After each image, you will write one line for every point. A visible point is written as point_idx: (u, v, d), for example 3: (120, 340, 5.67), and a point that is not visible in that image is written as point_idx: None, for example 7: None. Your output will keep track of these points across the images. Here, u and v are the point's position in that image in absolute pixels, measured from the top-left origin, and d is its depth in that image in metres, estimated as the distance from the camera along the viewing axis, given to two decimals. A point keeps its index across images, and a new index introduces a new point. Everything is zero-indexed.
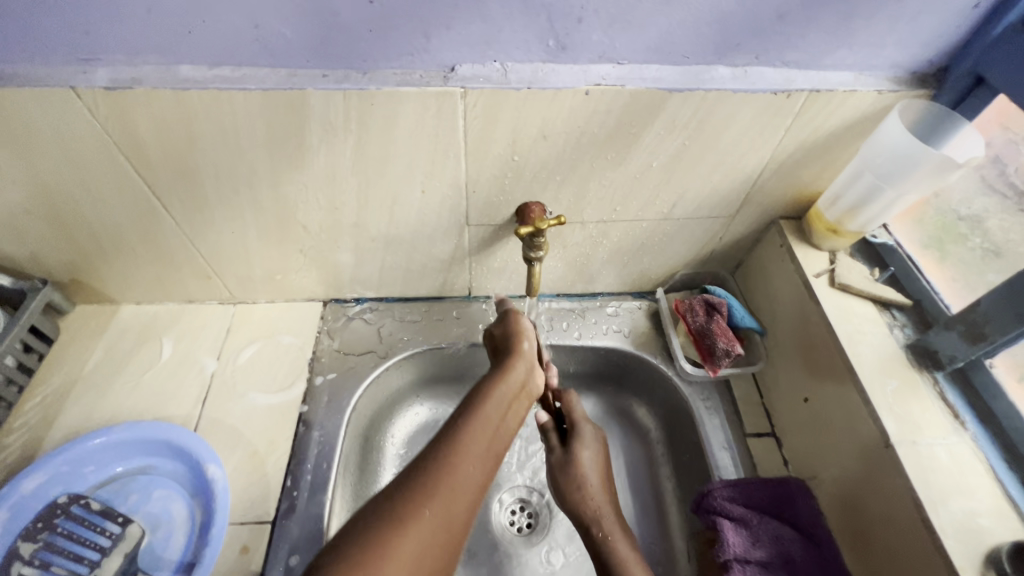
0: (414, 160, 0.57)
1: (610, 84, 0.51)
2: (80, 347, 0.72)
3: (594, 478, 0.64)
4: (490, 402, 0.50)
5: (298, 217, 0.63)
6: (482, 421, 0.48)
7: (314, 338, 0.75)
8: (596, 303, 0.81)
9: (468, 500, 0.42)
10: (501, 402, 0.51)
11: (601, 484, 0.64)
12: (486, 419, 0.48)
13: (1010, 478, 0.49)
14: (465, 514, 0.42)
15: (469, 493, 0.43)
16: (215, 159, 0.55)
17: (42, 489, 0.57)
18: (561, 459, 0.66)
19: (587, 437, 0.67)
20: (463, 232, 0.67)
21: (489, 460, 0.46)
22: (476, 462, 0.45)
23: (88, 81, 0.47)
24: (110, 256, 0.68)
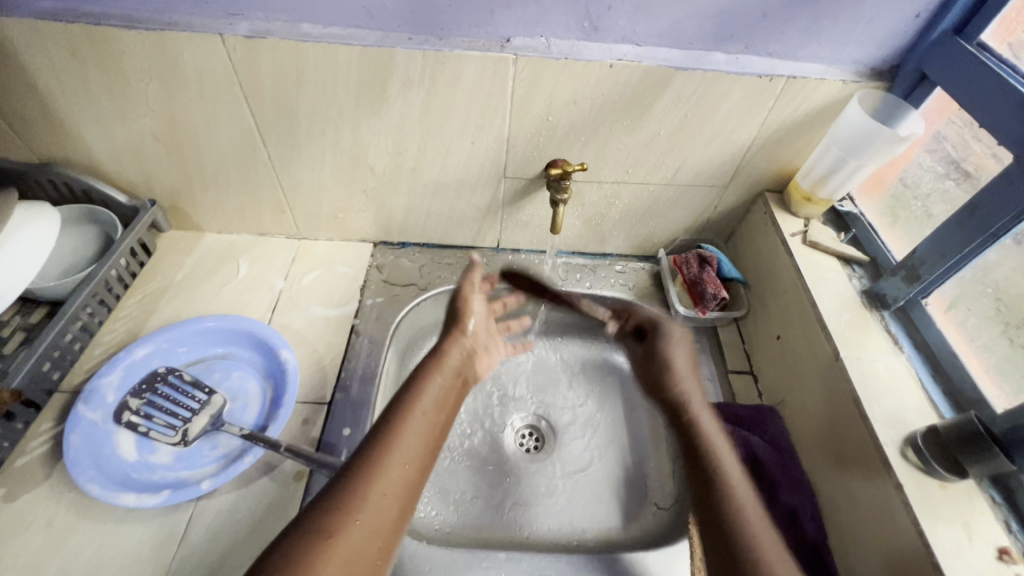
0: (469, 116, 0.71)
1: (629, 60, 0.65)
2: (172, 262, 0.86)
3: (682, 368, 0.72)
4: (423, 397, 0.62)
5: (368, 160, 0.77)
6: (416, 412, 0.60)
7: (366, 270, 0.88)
8: (606, 262, 0.94)
9: (407, 478, 0.55)
10: (436, 390, 0.64)
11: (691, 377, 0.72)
12: (423, 411, 0.61)
13: (933, 387, 0.61)
14: (406, 487, 0.54)
15: (407, 472, 0.55)
16: (313, 105, 0.69)
17: (148, 359, 0.71)
18: (648, 354, 0.75)
19: (674, 336, 0.75)
20: (500, 183, 0.81)
21: (425, 445, 0.59)
22: (407, 447, 0.56)
23: (233, 30, 0.62)
24: (207, 185, 0.82)
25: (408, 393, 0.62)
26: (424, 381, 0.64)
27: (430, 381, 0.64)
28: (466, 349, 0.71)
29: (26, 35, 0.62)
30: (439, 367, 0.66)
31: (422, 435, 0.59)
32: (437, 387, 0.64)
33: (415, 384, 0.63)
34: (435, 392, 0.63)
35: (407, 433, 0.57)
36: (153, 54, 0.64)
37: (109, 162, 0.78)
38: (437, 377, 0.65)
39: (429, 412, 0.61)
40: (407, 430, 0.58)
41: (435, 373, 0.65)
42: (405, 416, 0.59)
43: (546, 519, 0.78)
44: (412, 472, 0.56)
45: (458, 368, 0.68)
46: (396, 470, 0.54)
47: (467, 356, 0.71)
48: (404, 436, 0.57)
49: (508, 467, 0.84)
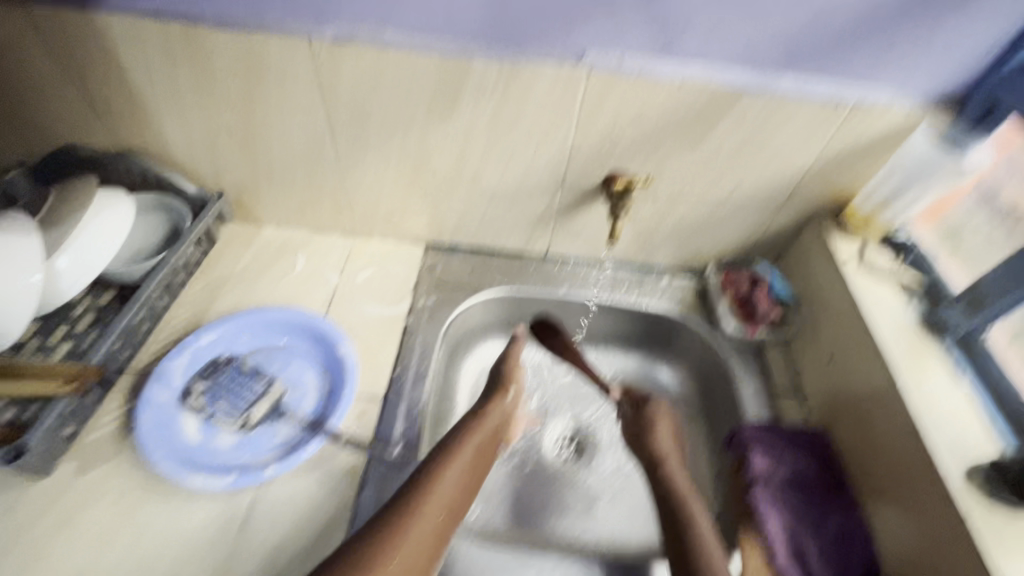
0: (535, 127, 0.73)
1: (699, 79, 0.66)
2: (233, 252, 0.89)
3: (665, 440, 0.72)
4: (459, 456, 0.62)
5: (431, 164, 0.79)
6: (454, 469, 0.61)
7: (418, 270, 0.90)
8: (652, 275, 0.95)
9: (433, 531, 0.55)
10: (472, 451, 0.64)
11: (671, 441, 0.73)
12: (457, 469, 0.61)
13: (996, 418, 0.61)
14: (432, 541, 0.54)
15: (439, 524, 0.56)
16: (385, 109, 0.72)
17: (212, 345, 0.74)
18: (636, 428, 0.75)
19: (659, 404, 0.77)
20: (557, 193, 0.82)
21: (456, 501, 0.59)
22: (441, 498, 0.57)
23: (320, 35, 0.65)
24: (273, 180, 0.85)
25: (447, 448, 0.63)
26: (463, 439, 0.65)
27: (466, 443, 0.64)
28: (503, 407, 0.73)
29: (128, 30, 0.65)
30: (473, 429, 0.67)
31: (456, 490, 0.60)
32: (471, 446, 0.65)
33: (455, 442, 0.64)
34: (470, 453, 0.64)
35: (443, 486, 0.58)
36: (240, 54, 0.67)
37: (184, 155, 0.81)
38: (474, 439, 0.65)
39: (465, 469, 0.62)
40: (444, 484, 0.59)
41: (474, 434, 0.66)
42: (444, 469, 0.60)
43: (584, 528, 0.79)
44: (443, 526, 0.56)
45: (494, 431, 0.69)
46: (429, 520, 0.55)
47: (504, 418, 0.72)
48: (441, 487, 0.58)
49: (547, 474, 0.85)
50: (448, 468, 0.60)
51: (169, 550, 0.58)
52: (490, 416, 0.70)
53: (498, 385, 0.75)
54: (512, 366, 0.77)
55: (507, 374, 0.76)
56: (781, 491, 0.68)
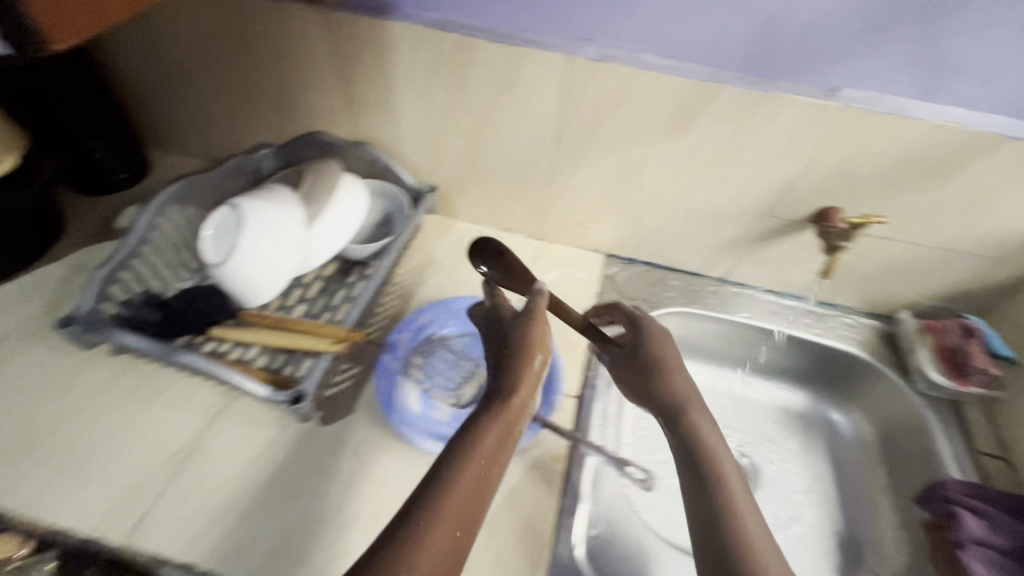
0: (762, 155, 0.74)
1: (960, 123, 0.65)
2: (432, 242, 0.97)
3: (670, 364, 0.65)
4: (466, 447, 0.51)
5: (641, 180, 0.82)
6: (468, 469, 0.50)
7: (599, 279, 0.94)
8: (835, 312, 0.92)
9: (446, 549, 0.45)
10: (495, 438, 0.53)
11: (683, 375, 0.64)
12: (478, 457, 0.51)
13: None
14: (447, 560, 0.45)
15: (451, 542, 0.46)
16: (619, 124, 0.76)
17: (428, 324, 0.80)
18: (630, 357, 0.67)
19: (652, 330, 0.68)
20: (760, 220, 0.83)
21: (470, 503, 0.49)
22: (456, 507, 0.47)
23: (581, 53, 0.69)
24: (482, 180, 0.91)
25: (459, 441, 0.52)
26: (481, 418, 0.54)
27: (490, 427, 0.53)
28: (527, 379, 0.57)
29: (407, 37, 0.73)
30: (489, 421, 0.53)
31: (467, 496, 0.49)
32: (486, 438, 0.52)
33: (468, 433, 0.53)
34: (493, 443, 0.52)
35: (457, 498, 0.48)
36: (500, 66, 0.73)
37: (411, 149, 0.90)
38: (499, 424, 0.53)
39: (479, 467, 0.50)
40: (452, 494, 0.48)
41: (501, 417, 0.54)
42: (448, 470, 0.49)
43: None
44: (459, 541, 0.46)
45: (513, 414, 0.55)
46: (437, 541, 0.45)
47: (533, 390, 0.57)
48: (444, 498, 0.47)
49: None
50: (466, 464, 0.50)
51: (405, 505, 0.65)
52: (513, 373, 0.56)
53: (518, 350, 0.58)
54: (532, 330, 0.59)
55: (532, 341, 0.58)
56: (999, 558, 0.65)
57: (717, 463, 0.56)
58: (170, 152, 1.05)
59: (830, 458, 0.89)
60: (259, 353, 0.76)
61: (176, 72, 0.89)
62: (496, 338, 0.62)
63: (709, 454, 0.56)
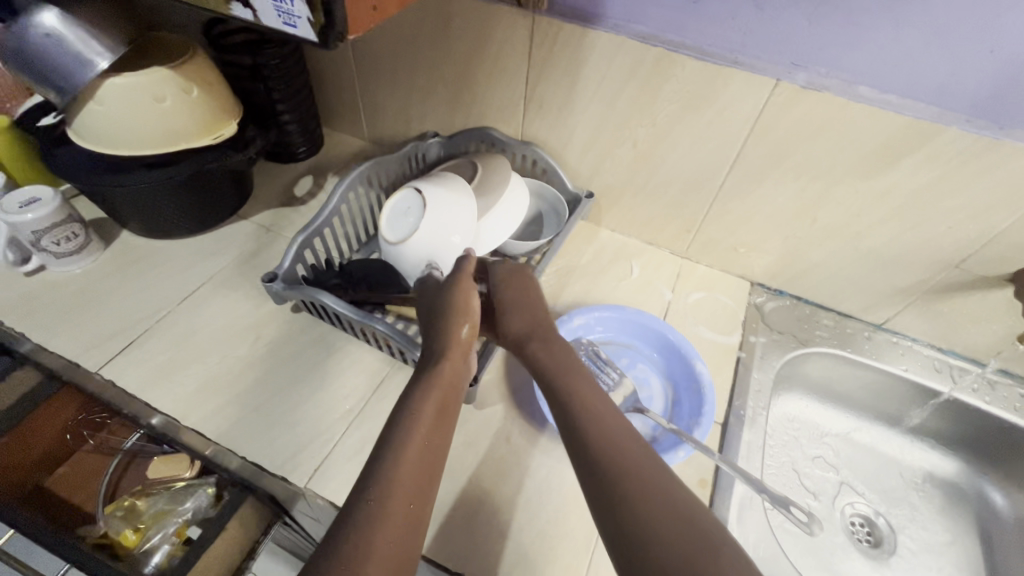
0: (971, 203, 0.69)
1: None
2: (578, 246, 0.98)
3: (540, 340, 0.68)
4: (417, 411, 0.56)
5: (817, 212, 0.80)
6: (416, 431, 0.54)
7: (745, 306, 0.91)
8: (1008, 381, 0.84)
9: (409, 511, 0.48)
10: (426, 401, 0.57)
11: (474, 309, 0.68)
12: (422, 430, 0.54)
13: None
14: (409, 523, 0.47)
15: (414, 506, 0.49)
16: (810, 154, 0.74)
17: (579, 327, 0.82)
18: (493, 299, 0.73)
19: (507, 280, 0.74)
20: (946, 271, 0.77)
21: (426, 467, 0.52)
22: (414, 470, 0.51)
23: (792, 79, 0.68)
24: (641, 192, 0.92)
25: (405, 405, 0.56)
26: (424, 391, 0.58)
27: (429, 389, 0.58)
28: (462, 345, 0.64)
29: (608, 46, 0.75)
30: (427, 382, 0.59)
31: (420, 460, 0.52)
32: (423, 402, 0.57)
33: (404, 395, 0.58)
34: (434, 409, 0.57)
35: (410, 459, 0.51)
36: (696, 83, 0.73)
37: (575, 153, 0.92)
38: (430, 388, 0.58)
39: (425, 429, 0.54)
40: (406, 457, 0.51)
41: (437, 382, 0.59)
42: (404, 437, 0.53)
43: None
44: (417, 504, 0.49)
45: (446, 386, 0.60)
46: (400, 505, 0.48)
47: (460, 359, 0.63)
48: (404, 462, 0.51)
49: (842, 550, 0.81)
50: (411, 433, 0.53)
51: (551, 500, 0.67)
52: (440, 344, 0.63)
53: (447, 316, 0.66)
54: (461, 302, 0.67)
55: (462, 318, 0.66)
56: None
57: (611, 432, 0.55)
58: (343, 131, 1.14)
59: (977, 539, 0.83)
60: (418, 329, 0.81)
61: (370, 60, 0.96)
62: (425, 310, 0.70)
63: (608, 434, 0.55)
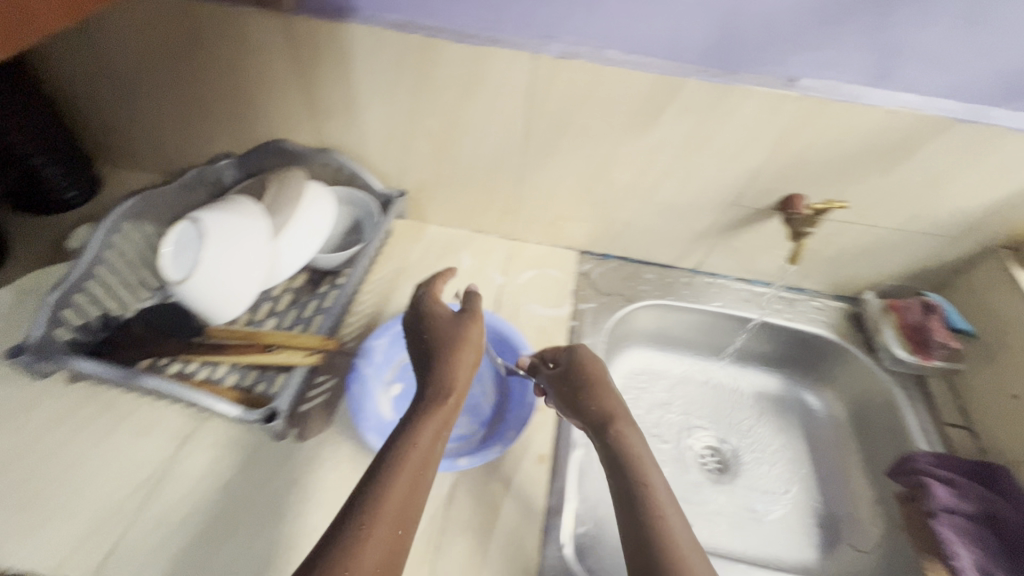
0: (728, 145, 0.75)
1: (911, 109, 0.67)
2: (405, 247, 0.95)
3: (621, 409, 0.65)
4: (412, 447, 0.54)
5: (611, 175, 0.83)
6: (408, 466, 0.52)
7: (575, 276, 0.94)
8: (802, 296, 0.95)
9: (390, 546, 0.47)
10: (423, 435, 0.56)
11: (475, 350, 0.66)
12: (416, 459, 0.53)
13: None
14: (387, 556, 0.47)
15: (392, 539, 0.48)
16: (587, 121, 0.76)
17: None
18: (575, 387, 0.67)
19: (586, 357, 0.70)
20: (728, 210, 0.84)
21: (411, 504, 0.51)
22: (400, 503, 0.50)
23: (547, 51, 0.69)
24: (454, 182, 0.90)
25: (401, 439, 0.55)
26: (420, 417, 0.57)
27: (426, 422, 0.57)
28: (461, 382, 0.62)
29: (369, 38, 0.72)
30: (425, 420, 0.57)
31: (407, 495, 0.51)
32: (412, 435, 0.55)
33: (403, 429, 0.56)
34: (428, 440, 0.55)
35: (394, 492, 0.50)
36: (465, 66, 0.73)
37: (378, 154, 0.88)
38: (428, 420, 0.57)
39: (416, 465, 0.53)
40: (395, 492, 0.50)
41: (436, 410, 0.58)
42: (394, 469, 0.52)
43: (732, 540, 0.80)
44: (395, 538, 0.48)
45: (443, 421, 0.58)
46: (378, 534, 0.47)
47: (461, 385, 0.62)
48: (389, 495, 0.50)
49: (694, 483, 0.86)
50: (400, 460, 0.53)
51: None
52: (445, 374, 0.62)
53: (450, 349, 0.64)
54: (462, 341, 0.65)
55: (459, 352, 0.64)
56: (968, 523, 0.67)
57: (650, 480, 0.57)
58: (125, 168, 1.01)
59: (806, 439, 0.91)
60: (228, 371, 0.73)
61: (126, 84, 0.85)
62: (423, 330, 0.67)
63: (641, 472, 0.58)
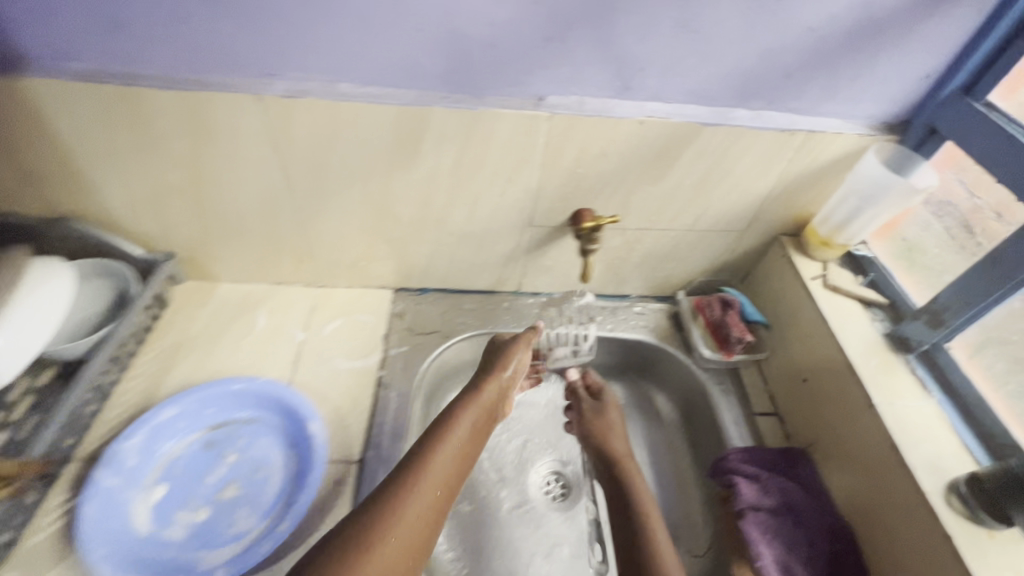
0: (499, 168, 0.71)
1: (659, 117, 0.67)
2: (188, 314, 0.83)
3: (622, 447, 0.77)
4: (451, 429, 0.58)
5: (395, 210, 0.77)
6: (444, 445, 0.56)
7: (387, 318, 0.87)
8: (626, 303, 0.95)
9: (431, 513, 0.50)
10: (470, 419, 0.60)
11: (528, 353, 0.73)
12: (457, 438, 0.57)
13: (967, 432, 0.63)
14: (428, 523, 0.49)
15: (432, 502, 0.51)
16: (346, 160, 0.69)
17: (173, 420, 0.68)
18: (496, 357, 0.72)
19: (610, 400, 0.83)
20: (525, 231, 0.81)
21: (452, 481, 0.55)
22: (444, 475, 0.53)
23: (271, 90, 0.62)
24: (231, 236, 0.80)
25: (443, 419, 0.59)
26: (466, 401, 0.62)
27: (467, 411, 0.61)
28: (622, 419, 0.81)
29: (56, 91, 0.61)
30: (461, 410, 0.61)
31: (450, 470, 0.54)
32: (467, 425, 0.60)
33: (441, 416, 0.60)
34: (471, 421, 0.60)
35: (437, 469, 0.53)
36: (187, 114, 0.64)
37: (127, 219, 0.76)
38: (474, 401, 0.63)
39: (460, 447, 0.57)
40: (434, 465, 0.53)
41: (481, 394, 0.64)
42: (439, 448, 0.55)
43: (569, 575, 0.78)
44: (433, 506, 0.51)
45: (491, 409, 0.64)
46: (416, 500, 0.50)
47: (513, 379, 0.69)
48: (429, 466, 0.53)
49: (536, 517, 0.83)
50: (445, 436, 0.57)
51: None
52: (506, 368, 0.69)
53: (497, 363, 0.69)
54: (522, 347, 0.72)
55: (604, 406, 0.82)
56: (771, 519, 0.68)
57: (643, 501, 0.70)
58: None
59: (646, 446, 0.89)
60: None
61: None
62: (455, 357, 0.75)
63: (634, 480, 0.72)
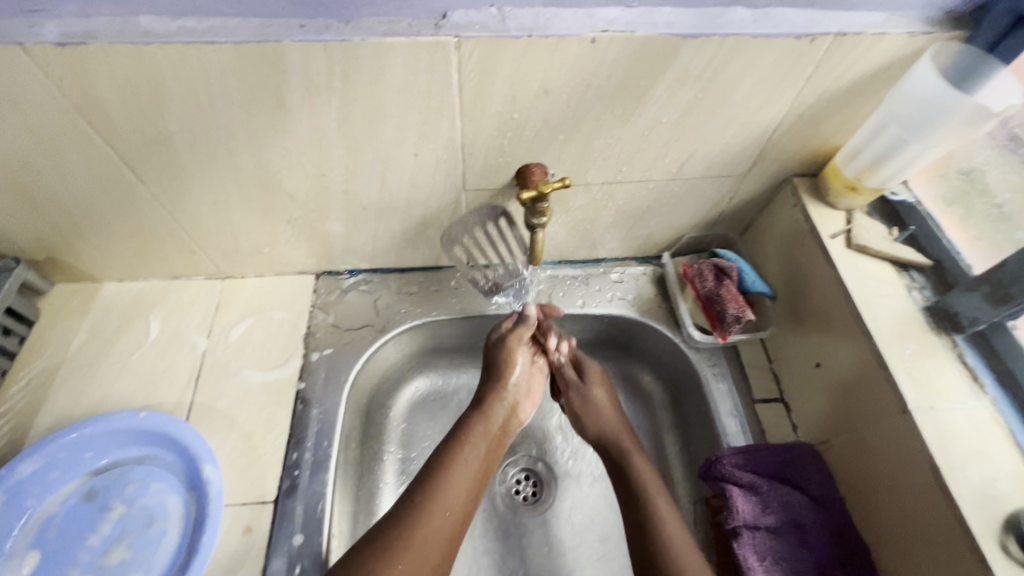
0: (405, 121, 0.52)
1: (618, 30, 0.46)
2: (62, 327, 0.68)
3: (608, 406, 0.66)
4: (472, 438, 0.59)
5: (283, 185, 0.59)
6: (441, 507, 0.53)
7: (308, 313, 0.71)
8: (599, 270, 0.77)
9: (455, 530, 0.53)
10: (476, 448, 0.58)
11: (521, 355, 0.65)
12: (461, 470, 0.56)
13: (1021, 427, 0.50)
14: (448, 540, 0.52)
15: (444, 530, 0.52)
16: (188, 126, 0.50)
17: (41, 473, 0.57)
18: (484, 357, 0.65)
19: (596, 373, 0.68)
20: (461, 198, 0.62)
21: (466, 503, 0.55)
22: (438, 535, 0.51)
23: (37, 36, 0.42)
24: (86, 233, 0.63)
25: (446, 448, 0.57)
26: (468, 430, 0.59)
27: (495, 404, 0.62)
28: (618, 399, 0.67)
29: None
30: (491, 409, 0.62)
31: (465, 489, 0.55)
32: (488, 434, 0.60)
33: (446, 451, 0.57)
34: (476, 456, 0.58)
35: (453, 488, 0.54)
36: None
37: None
38: (484, 427, 0.60)
39: (464, 488, 0.55)
40: (427, 527, 0.51)
41: (485, 434, 0.60)
42: (419, 528, 0.50)
43: None
44: (449, 526, 0.52)
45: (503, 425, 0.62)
46: (433, 524, 0.51)
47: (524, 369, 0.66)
48: (445, 493, 0.54)
49: (501, 525, 0.70)
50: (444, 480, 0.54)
51: None
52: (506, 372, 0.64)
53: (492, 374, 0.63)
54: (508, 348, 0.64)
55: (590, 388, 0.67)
56: (772, 540, 0.56)
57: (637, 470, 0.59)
58: None
59: None
60: None
61: None
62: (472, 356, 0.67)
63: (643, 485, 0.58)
